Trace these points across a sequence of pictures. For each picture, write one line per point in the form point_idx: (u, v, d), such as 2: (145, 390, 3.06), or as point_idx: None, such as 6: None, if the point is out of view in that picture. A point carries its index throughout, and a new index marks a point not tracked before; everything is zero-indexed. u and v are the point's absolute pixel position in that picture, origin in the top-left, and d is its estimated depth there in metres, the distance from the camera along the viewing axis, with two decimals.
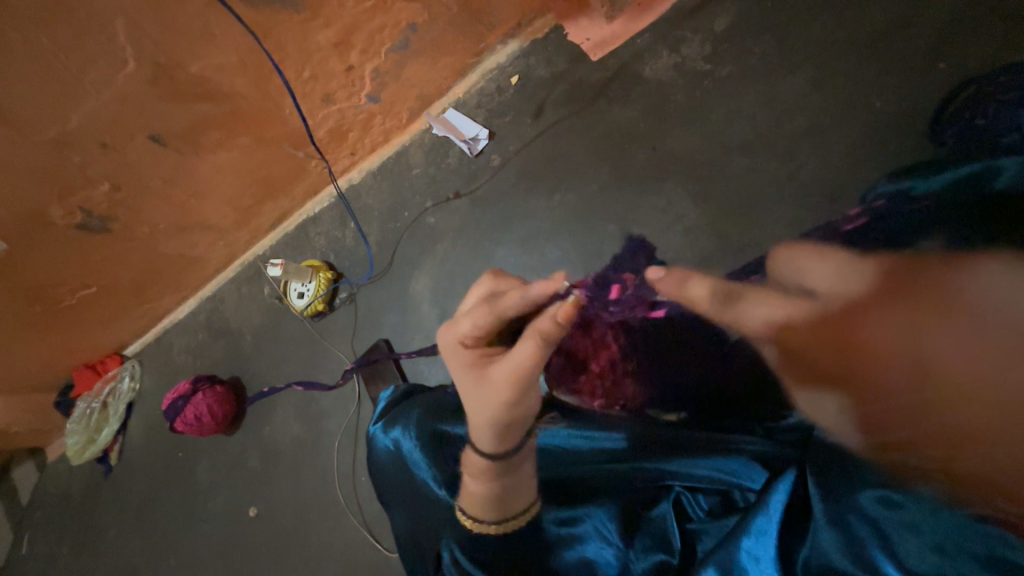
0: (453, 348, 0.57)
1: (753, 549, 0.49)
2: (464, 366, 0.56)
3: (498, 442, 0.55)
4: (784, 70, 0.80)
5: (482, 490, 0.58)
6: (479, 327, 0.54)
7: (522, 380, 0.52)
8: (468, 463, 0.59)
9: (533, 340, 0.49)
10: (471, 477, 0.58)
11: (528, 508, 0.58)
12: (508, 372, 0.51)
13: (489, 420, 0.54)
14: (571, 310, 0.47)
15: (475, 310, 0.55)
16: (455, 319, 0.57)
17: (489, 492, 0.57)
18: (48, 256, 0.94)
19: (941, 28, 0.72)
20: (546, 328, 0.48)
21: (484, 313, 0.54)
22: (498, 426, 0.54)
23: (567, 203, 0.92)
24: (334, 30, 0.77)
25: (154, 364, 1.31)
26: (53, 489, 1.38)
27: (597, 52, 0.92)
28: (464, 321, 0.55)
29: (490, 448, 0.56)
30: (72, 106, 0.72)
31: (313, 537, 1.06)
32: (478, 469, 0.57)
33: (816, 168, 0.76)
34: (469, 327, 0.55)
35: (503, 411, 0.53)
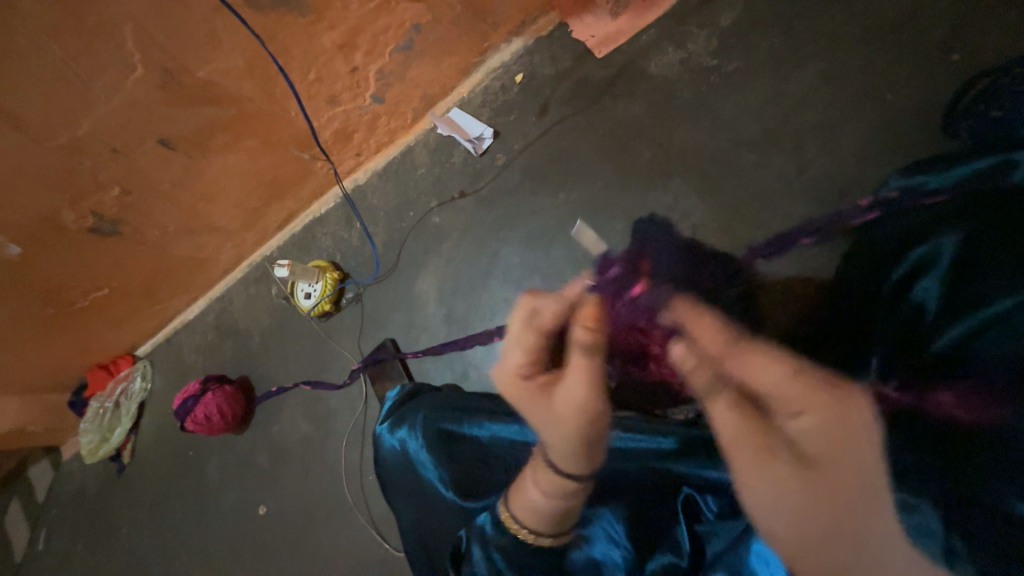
0: (509, 385, 0.61)
1: (762, 550, 0.50)
2: (522, 394, 0.59)
3: (584, 458, 0.54)
4: (793, 64, 0.78)
5: (566, 507, 0.55)
6: (529, 353, 0.61)
7: (592, 396, 0.54)
8: (544, 490, 0.55)
9: (579, 353, 0.55)
10: (548, 498, 0.55)
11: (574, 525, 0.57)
12: (573, 392, 0.54)
13: (575, 438, 0.53)
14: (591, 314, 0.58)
15: (522, 340, 0.61)
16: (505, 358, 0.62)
17: (552, 510, 0.55)
18: (61, 259, 0.96)
19: (954, 19, 0.70)
20: (582, 336, 0.56)
21: (529, 338, 0.61)
22: (584, 442, 0.53)
23: (572, 201, 0.92)
24: (340, 32, 0.78)
25: (165, 364, 1.32)
26: (68, 487, 1.41)
27: (602, 50, 0.91)
28: (513, 352, 0.61)
29: (576, 467, 0.54)
30: (83, 112, 0.73)
31: (322, 535, 1.07)
32: (567, 490, 0.54)
33: (825, 164, 0.75)
34: (520, 358, 0.61)
35: (587, 427, 0.53)
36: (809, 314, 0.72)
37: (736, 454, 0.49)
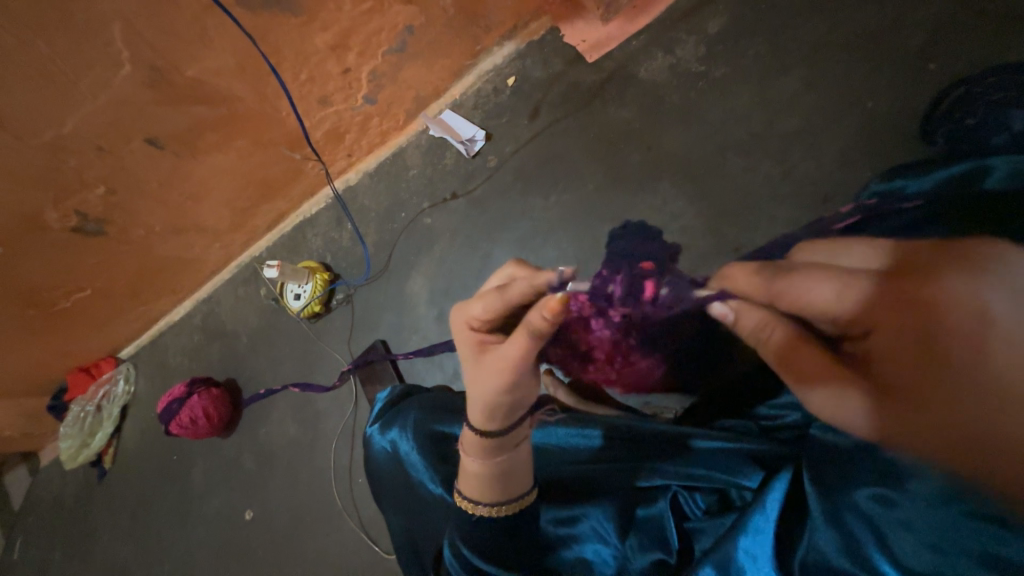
0: (461, 331, 0.55)
1: (750, 548, 0.50)
2: (466, 347, 0.53)
3: (492, 418, 0.52)
4: (778, 71, 0.80)
5: (479, 469, 0.54)
6: (491, 313, 0.52)
7: (514, 369, 0.47)
8: (464, 439, 0.55)
9: (524, 331, 0.45)
10: (468, 454, 0.55)
11: (480, 502, 0.54)
12: (501, 358, 0.48)
13: (479, 395, 0.50)
14: (557, 304, 0.42)
15: (488, 293, 0.52)
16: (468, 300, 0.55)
17: (466, 471, 0.55)
18: (42, 259, 0.93)
19: (932, 31, 0.73)
20: (535, 322, 0.44)
21: (493, 299, 0.51)
22: (492, 405, 0.50)
23: (563, 204, 0.93)
24: (332, 33, 0.78)
25: (150, 367, 1.30)
26: (46, 494, 1.37)
27: (593, 55, 0.92)
28: (475, 304, 0.53)
29: (483, 425, 0.52)
30: (68, 109, 0.72)
31: (309, 539, 1.06)
32: (476, 447, 0.53)
33: (810, 168, 0.77)
34: (477, 311, 0.53)
35: (500, 395, 0.49)
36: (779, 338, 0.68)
37: (811, 393, 0.48)
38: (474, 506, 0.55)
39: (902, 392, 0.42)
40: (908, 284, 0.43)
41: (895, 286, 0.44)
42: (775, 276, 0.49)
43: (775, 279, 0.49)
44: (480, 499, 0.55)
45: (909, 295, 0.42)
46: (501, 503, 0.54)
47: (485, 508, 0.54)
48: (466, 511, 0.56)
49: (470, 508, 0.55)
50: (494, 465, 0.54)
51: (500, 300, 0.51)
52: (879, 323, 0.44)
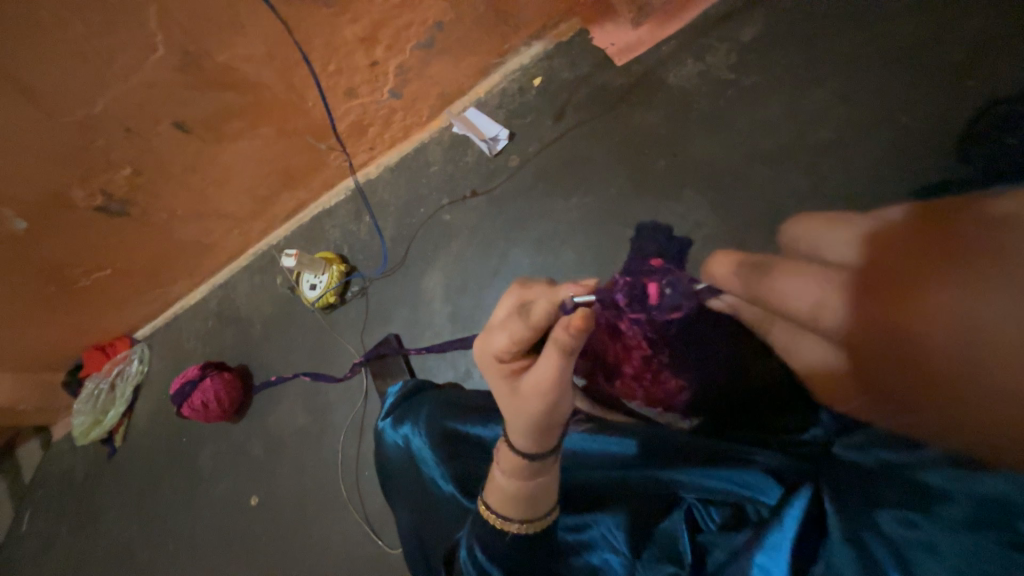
0: (488, 363, 0.52)
1: (765, 564, 0.48)
2: (500, 380, 0.52)
3: (538, 439, 0.51)
4: (811, 82, 0.79)
5: (512, 486, 0.53)
6: (516, 341, 0.49)
7: (555, 387, 0.47)
8: (500, 457, 0.54)
9: (554, 348, 0.46)
10: (502, 472, 0.54)
11: (525, 521, 0.54)
12: (538, 380, 0.47)
13: (521, 421, 0.49)
14: (584, 317, 0.43)
15: (508, 321, 0.49)
16: (488, 332, 0.52)
17: (502, 491, 0.54)
18: (67, 236, 0.95)
19: (972, 48, 0.71)
20: (562, 338, 0.45)
21: (517, 326, 0.48)
22: (536, 428, 0.49)
23: (584, 207, 0.92)
24: (362, 25, 0.78)
25: (164, 348, 1.31)
26: (56, 468, 1.39)
27: (622, 57, 0.92)
28: (497, 335, 0.49)
29: (530, 449, 0.51)
30: (100, 90, 0.73)
31: (312, 529, 1.06)
32: (513, 466, 0.52)
33: (840, 182, 0.75)
34: (501, 342, 0.49)
35: (545, 417, 0.48)
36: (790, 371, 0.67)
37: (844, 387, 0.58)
38: (518, 526, 0.54)
39: (889, 377, 0.52)
40: (897, 281, 0.51)
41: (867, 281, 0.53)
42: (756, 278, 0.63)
43: (756, 279, 0.63)
44: (526, 518, 0.54)
45: (891, 299, 0.50)
46: (535, 518, 0.54)
47: (528, 525, 0.54)
48: (484, 520, 0.56)
49: (508, 529, 0.54)
50: (533, 483, 0.53)
51: (525, 328, 0.47)
52: (867, 322, 0.52)
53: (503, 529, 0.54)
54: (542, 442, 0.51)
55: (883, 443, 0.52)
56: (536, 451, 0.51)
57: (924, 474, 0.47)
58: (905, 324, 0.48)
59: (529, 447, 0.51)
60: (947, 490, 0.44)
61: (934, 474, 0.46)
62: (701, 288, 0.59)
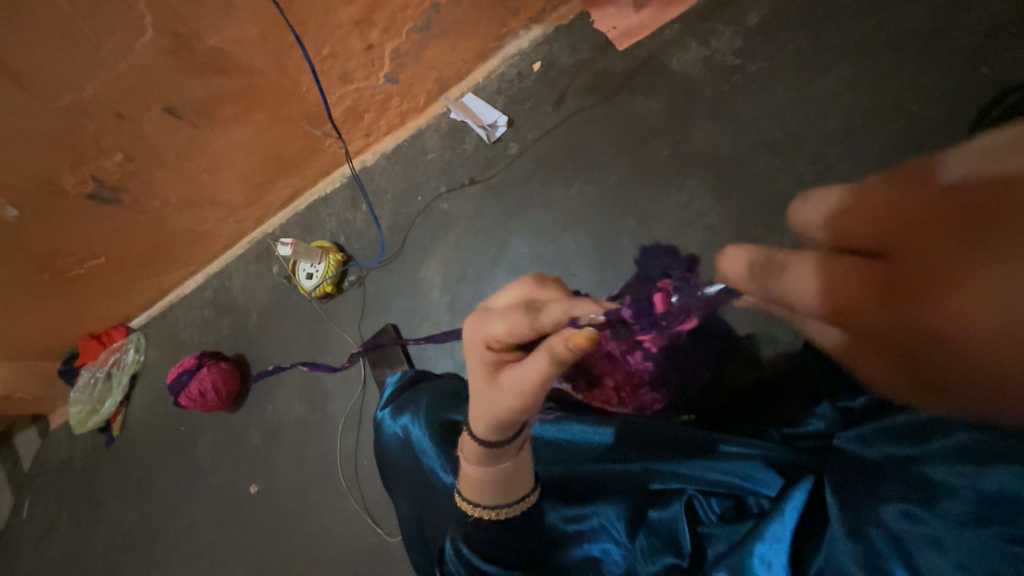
0: (475, 345, 0.50)
1: (766, 555, 0.49)
2: (479, 367, 0.49)
3: (497, 434, 0.49)
4: (816, 69, 0.78)
5: (481, 474, 0.53)
6: (514, 334, 0.47)
7: (531, 393, 0.45)
8: (466, 442, 0.53)
9: (545, 356, 0.43)
10: (467, 457, 0.53)
11: (482, 505, 0.54)
12: (518, 382, 0.45)
13: (488, 413, 0.48)
14: (586, 337, 0.40)
15: (512, 312, 0.47)
16: (487, 313, 0.49)
17: (468, 474, 0.54)
18: (58, 224, 0.93)
19: (984, 35, 0.70)
20: (558, 348, 0.42)
21: (520, 320, 0.46)
22: (499, 423, 0.48)
23: (585, 195, 0.91)
24: (357, 7, 0.76)
25: (160, 337, 1.30)
26: (54, 457, 1.39)
27: (623, 42, 0.89)
28: (497, 321, 0.47)
29: (487, 441, 0.50)
30: (88, 73, 0.71)
31: (311, 518, 1.07)
32: (476, 454, 0.52)
33: (845, 170, 0.74)
34: (500, 330, 0.47)
35: (512, 416, 0.47)
36: (775, 380, 0.70)
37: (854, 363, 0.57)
38: (477, 509, 0.54)
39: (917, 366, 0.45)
40: (907, 270, 0.43)
41: (875, 272, 0.45)
42: (769, 274, 0.53)
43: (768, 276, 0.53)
44: (481, 502, 0.54)
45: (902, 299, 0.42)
46: (501, 507, 0.54)
47: (485, 510, 0.54)
48: (467, 513, 0.55)
49: (469, 508, 0.55)
50: (493, 474, 0.52)
51: (528, 326, 0.45)
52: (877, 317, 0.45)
53: (465, 506, 0.55)
54: (505, 438, 0.50)
55: (885, 435, 0.51)
56: (493, 446, 0.50)
57: (927, 468, 0.46)
58: (921, 327, 0.41)
59: (491, 441, 0.50)
60: (949, 484, 0.44)
61: (938, 469, 0.45)
62: (712, 293, 0.56)
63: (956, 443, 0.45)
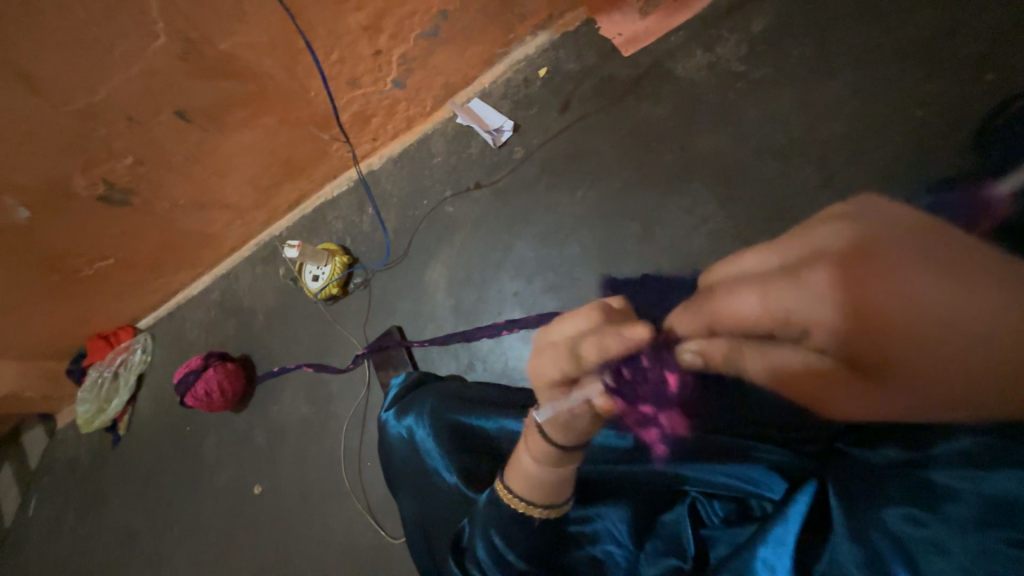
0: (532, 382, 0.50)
1: (769, 559, 0.49)
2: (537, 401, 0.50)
3: (566, 454, 0.52)
4: (820, 75, 0.78)
5: (536, 472, 0.53)
6: (565, 375, 0.47)
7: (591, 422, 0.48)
8: (528, 446, 0.53)
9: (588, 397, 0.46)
10: (527, 456, 0.54)
11: (542, 505, 0.54)
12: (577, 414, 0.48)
13: (553, 439, 0.50)
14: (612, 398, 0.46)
15: (558, 354, 0.46)
16: (540, 352, 0.48)
17: (530, 476, 0.54)
18: (69, 225, 0.95)
19: (987, 42, 0.70)
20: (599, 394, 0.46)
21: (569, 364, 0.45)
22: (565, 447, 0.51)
23: (589, 199, 0.92)
24: (366, 13, 0.77)
25: (167, 338, 1.31)
26: (61, 455, 1.40)
27: (628, 48, 0.90)
28: (549, 365, 0.47)
29: (551, 459, 0.52)
30: (101, 77, 0.72)
31: (315, 520, 1.07)
32: (541, 456, 0.52)
33: (848, 177, 0.75)
34: (550, 373, 0.47)
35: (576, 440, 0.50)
36: None
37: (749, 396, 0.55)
38: (534, 509, 0.54)
39: None
40: None
41: None
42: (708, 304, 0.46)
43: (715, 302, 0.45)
44: (538, 502, 0.54)
45: None
46: (551, 506, 0.54)
47: (540, 510, 0.54)
48: (503, 500, 0.55)
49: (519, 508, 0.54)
50: (559, 473, 0.53)
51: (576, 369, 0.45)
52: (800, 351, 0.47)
53: (513, 506, 0.55)
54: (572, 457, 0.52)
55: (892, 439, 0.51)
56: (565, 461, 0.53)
57: (931, 471, 0.46)
58: None
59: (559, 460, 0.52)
60: (953, 488, 0.44)
61: (942, 472, 0.46)
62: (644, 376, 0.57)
63: (957, 449, 0.45)
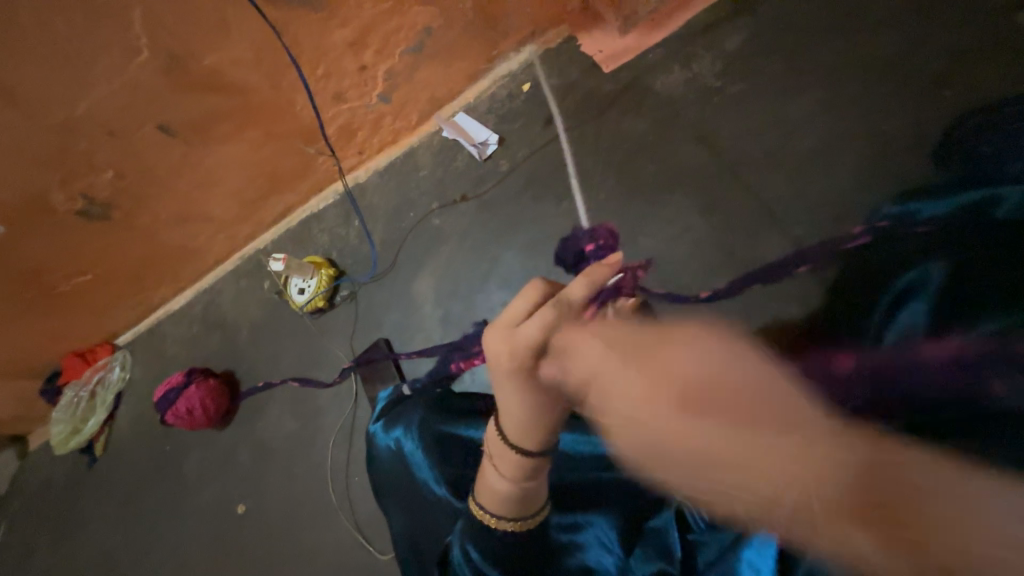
0: (515, 359, 0.51)
1: (753, 560, 0.49)
2: (527, 377, 0.52)
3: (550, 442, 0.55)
4: (793, 91, 0.82)
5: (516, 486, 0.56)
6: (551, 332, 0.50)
7: None
8: (504, 460, 0.56)
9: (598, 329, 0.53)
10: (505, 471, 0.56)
11: (528, 515, 0.57)
12: None
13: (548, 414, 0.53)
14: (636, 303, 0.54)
15: (541, 316, 0.51)
16: (513, 329, 0.52)
17: (514, 489, 0.56)
18: (46, 240, 0.93)
19: (945, 61, 0.75)
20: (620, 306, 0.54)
21: (555, 317, 0.50)
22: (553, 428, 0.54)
23: (573, 211, 0.93)
24: (351, 29, 0.79)
25: (147, 356, 1.28)
26: (33, 479, 1.35)
27: (609, 65, 0.93)
28: (533, 328, 0.50)
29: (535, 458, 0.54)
30: (84, 90, 0.72)
31: (300, 537, 1.05)
32: (518, 465, 0.55)
33: (821, 189, 0.78)
34: (538, 336, 0.50)
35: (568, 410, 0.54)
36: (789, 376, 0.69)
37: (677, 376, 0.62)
38: (520, 522, 0.57)
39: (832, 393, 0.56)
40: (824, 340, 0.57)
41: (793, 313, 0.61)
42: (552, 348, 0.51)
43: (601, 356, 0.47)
44: (523, 514, 0.57)
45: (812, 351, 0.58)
46: (534, 514, 0.57)
47: (528, 521, 0.57)
48: (486, 521, 0.57)
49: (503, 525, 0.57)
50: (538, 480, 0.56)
51: (567, 318, 0.50)
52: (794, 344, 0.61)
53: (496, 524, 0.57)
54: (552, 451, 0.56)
55: None
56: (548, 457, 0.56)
57: None
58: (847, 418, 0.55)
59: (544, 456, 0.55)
60: None
61: None
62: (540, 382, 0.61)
63: None
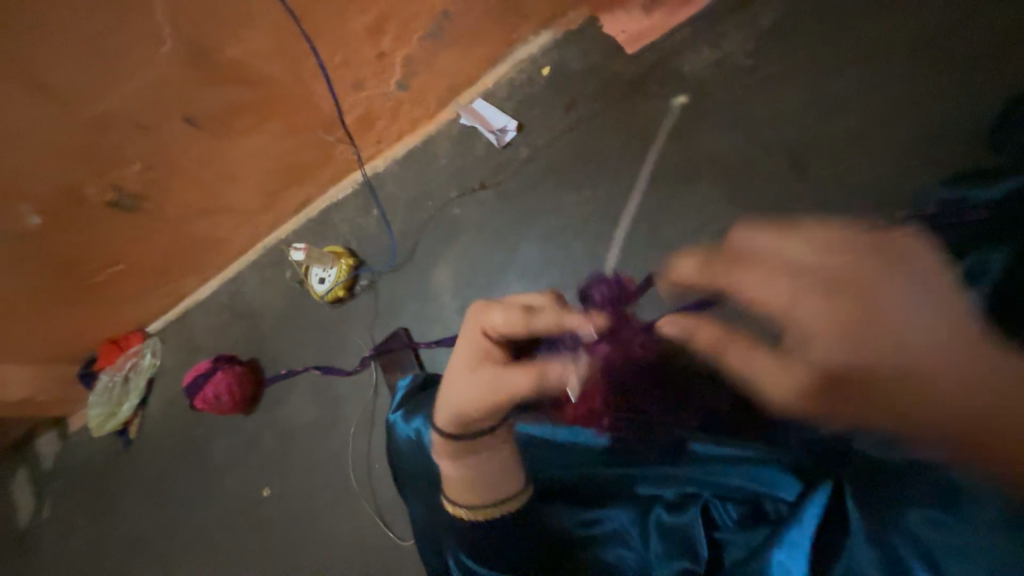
0: (474, 329, 0.61)
1: (785, 561, 0.49)
2: (474, 352, 0.60)
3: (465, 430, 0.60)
4: (832, 69, 0.77)
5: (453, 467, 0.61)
6: (508, 327, 0.58)
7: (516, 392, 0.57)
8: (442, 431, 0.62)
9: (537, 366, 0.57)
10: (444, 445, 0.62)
11: (449, 498, 0.61)
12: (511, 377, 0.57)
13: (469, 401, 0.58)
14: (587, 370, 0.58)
15: (511, 309, 0.59)
16: (489, 306, 0.61)
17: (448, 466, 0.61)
18: (79, 232, 0.95)
19: (998, 36, 0.70)
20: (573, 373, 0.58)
21: (517, 316, 0.57)
22: (471, 418, 0.59)
23: (595, 199, 0.91)
24: (370, 16, 0.77)
25: (176, 343, 1.32)
26: (72, 459, 1.41)
27: (633, 46, 0.90)
28: (497, 314, 0.59)
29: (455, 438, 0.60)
30: (111, 84, 0.73)
31: (323, 521, 1.08)
32: (450, 444, 0.60)
33: (858, 175, 0.74)
34: (498, 322, 0.59)
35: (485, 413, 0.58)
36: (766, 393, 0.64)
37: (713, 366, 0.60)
38: (446, 501, 0.61)
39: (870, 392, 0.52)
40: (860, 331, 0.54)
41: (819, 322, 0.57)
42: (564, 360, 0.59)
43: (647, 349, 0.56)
44: (451, 496, 0.61)
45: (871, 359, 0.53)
46: (458, 503, 0.61)
47: (450, 504, 0.61)
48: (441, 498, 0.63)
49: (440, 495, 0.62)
50: (468, 469, 0.60)
51: (523, 322, 0.57)
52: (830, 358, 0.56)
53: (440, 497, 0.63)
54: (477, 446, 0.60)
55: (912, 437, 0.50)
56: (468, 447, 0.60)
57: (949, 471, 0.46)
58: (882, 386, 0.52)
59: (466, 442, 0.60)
60: (973, 488, 0.44)
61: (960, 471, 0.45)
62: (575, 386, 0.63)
63: None
